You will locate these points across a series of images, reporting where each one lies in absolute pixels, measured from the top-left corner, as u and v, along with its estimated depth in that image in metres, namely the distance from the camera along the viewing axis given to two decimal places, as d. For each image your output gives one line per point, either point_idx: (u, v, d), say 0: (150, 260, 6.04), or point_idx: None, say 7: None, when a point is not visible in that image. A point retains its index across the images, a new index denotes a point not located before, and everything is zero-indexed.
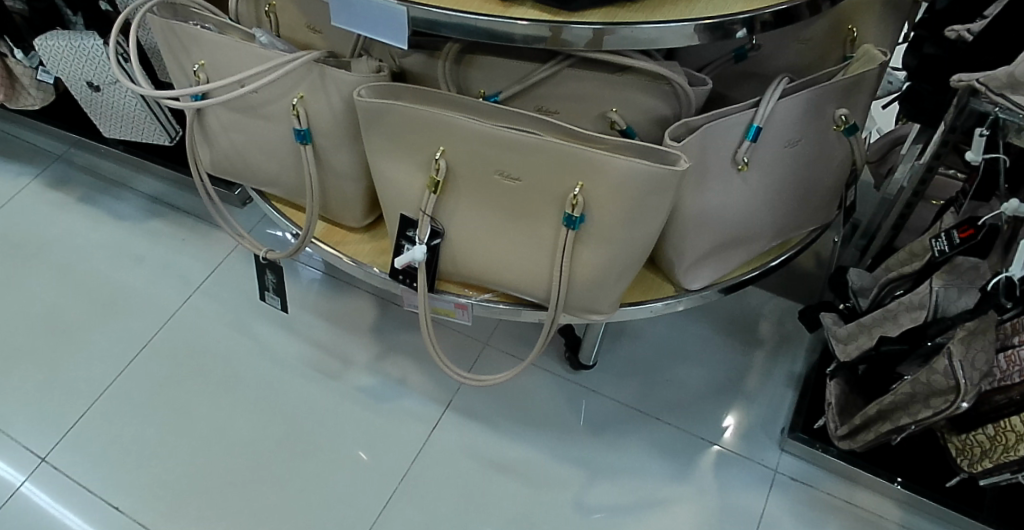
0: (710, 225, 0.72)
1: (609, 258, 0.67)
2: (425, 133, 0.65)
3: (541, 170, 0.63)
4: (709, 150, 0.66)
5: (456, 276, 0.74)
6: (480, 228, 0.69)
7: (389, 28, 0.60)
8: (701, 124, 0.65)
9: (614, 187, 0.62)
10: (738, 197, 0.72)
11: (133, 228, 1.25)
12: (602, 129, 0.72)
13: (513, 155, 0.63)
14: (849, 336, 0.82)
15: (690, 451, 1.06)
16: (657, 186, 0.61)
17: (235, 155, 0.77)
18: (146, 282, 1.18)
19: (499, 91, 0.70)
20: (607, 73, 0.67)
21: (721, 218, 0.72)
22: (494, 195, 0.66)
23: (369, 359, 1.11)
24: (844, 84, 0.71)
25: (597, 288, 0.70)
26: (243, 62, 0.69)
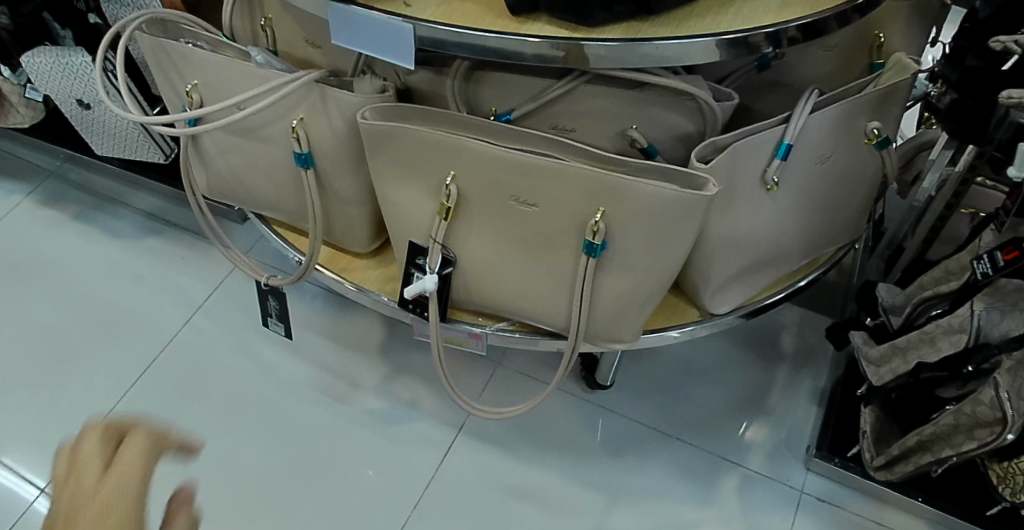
0: (738, 247, 0.68)
1: (632, 286, 0.63)
2: (434, 156, 0.60)
3: (560, 196, 0.59)
4: (737, 170, 0.62)
5: (469, 303, 0.70)
6: (495, 255, 0.65)
7: (393, 47, 0.56)
8: (729, 142, 0.62)
9: (638, 214, 0.58)
10: (767, 217, 0.68)
11: (130, 247, 1.21)
12: (622, 148, 0.68)
13: (529, 180, 0.59)
14: (882, 358, 0.79)
15: (713, 472, 1.02)
16: (684, 213, 0.57)
17: (233, 179, 0.73)
18: (144, 303, 1.15)
19: (511, 109, 0.65)
20: (627, 89, 0.64)
21: (748, 239, 0.68)
22: (509, 220, 0.62)
23: (377, 381, 1.07)
24: (877, 96, 0.67)
25: (620, 316, 0.66)
26: (239, 82, 0.66)
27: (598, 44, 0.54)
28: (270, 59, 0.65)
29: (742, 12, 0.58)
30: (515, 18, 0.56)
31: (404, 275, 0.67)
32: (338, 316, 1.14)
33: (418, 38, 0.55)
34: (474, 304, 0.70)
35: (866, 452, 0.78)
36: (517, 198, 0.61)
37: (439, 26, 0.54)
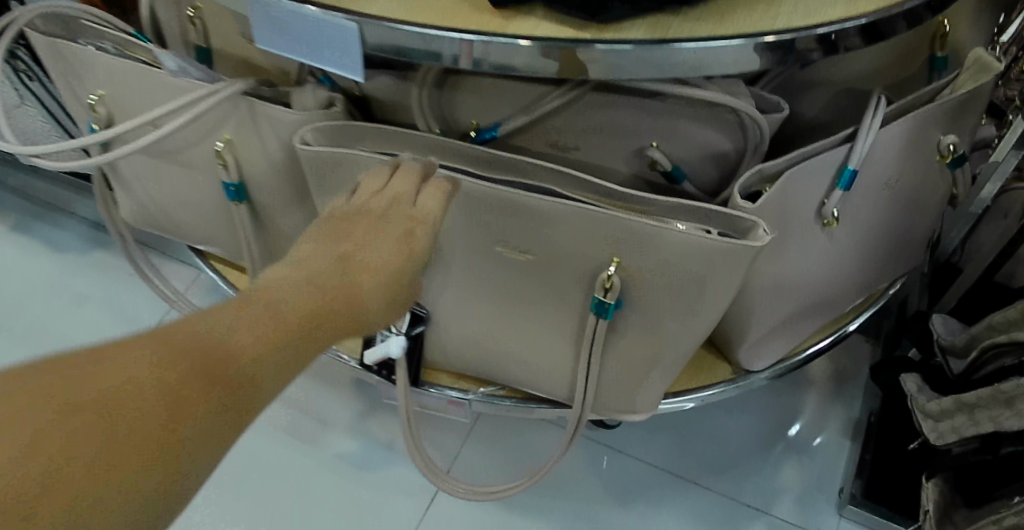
0: (783, 295, 0.55)
1: (652, 350, 0.50)
2: None
3: (559, 243, 0.46)
4: (789, 206, 0.49)
5: (448, 363, 0.57)
6: (480, 310, 0.52)
7: (332, 49, 0.42)
8: (779, 170, 0.48)
9: (662, 265, 0.44)
10: (819, 258, 0.54)
11: (75, 262, 1.08)
12: (639, 170, 0.54)
13: (519, 223, 0.45)
14: (944, 413, 0.64)
15: (734, 521, 0.90)
16: (724, 268, 0.43)
17: (160, 208, 0.60)
18: (89, 328, 1.01)
19: (497, 124, 0.51)
20: (646, 98, 0.49)
21: (795, 284, 0.55)
22: (495, 270, 0.49)
23: (352, 417, 0.95)
24: (957, 105, 0.53)
25: (636, 383, 0.53)
26: (153, 97, 0.52)
27: (611, 49, 0.40)
28: (184, 65, 0.50)
29: (801, 3, 0.44)
30: (500, 12, 0.42)
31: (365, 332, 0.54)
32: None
33: (371, 42, 0.41)
34: (455, 364, 0.57)
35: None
36: (503, 244, 0.47)
37: (398, 25, 0.40)
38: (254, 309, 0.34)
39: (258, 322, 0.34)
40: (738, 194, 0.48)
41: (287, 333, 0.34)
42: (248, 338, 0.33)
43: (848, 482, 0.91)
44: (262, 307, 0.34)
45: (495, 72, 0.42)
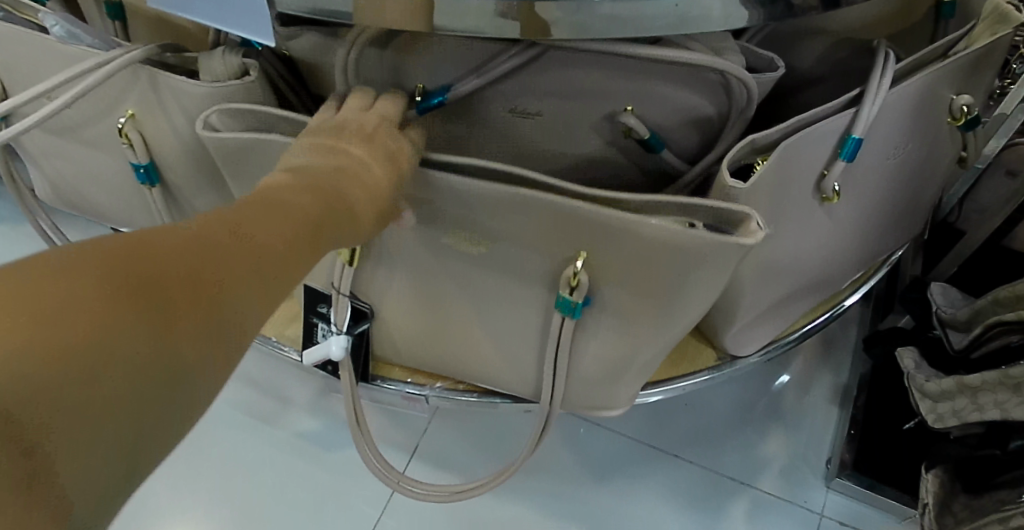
0: (775, 278, 0.49)
1: (625, 351, 0.45)
2: None
3: (514, 233, 0.40)
4: (784, 182, 0.42)
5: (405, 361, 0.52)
6: (429, 308, 0.46)
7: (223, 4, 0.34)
8: (775, 139, 0.41)
9: (634, 259, 0.38)
10: (817, 237, 0.48)
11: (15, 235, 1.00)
12: (610, 138, 0.47)
13: (471, 214, 0.39)
14: (944, 394, 0.60)
15: (716, 495, 0.86)
16: (708, 260, 0.37)
17: (72, 189, 0.53)
18: None
19: (447, 90, 0.42)
20: (618, 59, 0.43)
21: (790, 267, 0.49)
22: (446, 266, 0.43)
23: (315, 396, 0.90)
24: (972, 60, 0.47)
25: (608, 384, 0.48)
26: (46, 65, 0.45)
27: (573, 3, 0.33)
28: (72, 28, 0.43)
29: None
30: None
31: (304, 328, 0.49)
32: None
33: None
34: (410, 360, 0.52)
35: (925, 521, 0.61)
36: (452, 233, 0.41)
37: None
38: (215, 228, 0.31)
39: (221, 241, 0.30)
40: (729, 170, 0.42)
41: (253, 255, 0.31)
42: (208, 257, 0.30)
43: (836, 452, 0.87)
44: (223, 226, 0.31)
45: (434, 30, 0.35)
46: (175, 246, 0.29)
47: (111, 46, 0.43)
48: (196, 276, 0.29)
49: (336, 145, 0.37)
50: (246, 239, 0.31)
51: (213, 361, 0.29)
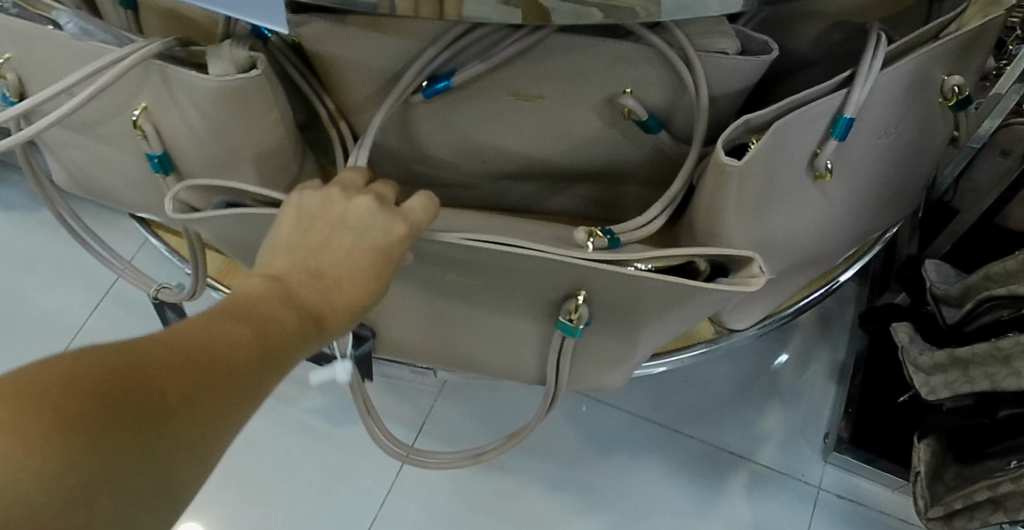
0: (771, 254, 0.51)
1: (620, 344, 0.50)
2: None
3: (519, 273, 0.43)
4: (779, 161, 0.44)
5: (414, 346, 0.56)
6: (442, 308, 0.50)
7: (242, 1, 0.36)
8: (768, 120, 0.43)
9: (632, 294, 0.42)
10: (812, 215, 0.50)
11: (22, 221, 1.01)
12: (610, 122, 0.48)
13: (472, 258, 0.42)
14: (937, 367, 0.63)
15: (717, 469, 0.88)
16: (699, 296, 0.41)
17: (86, 176, 0.54)
18: (41, 292, 0.96)
19: (452, 73, 0.45)
20: (617, 45, 0.43)
21: (785, 244, 0.51)
22: (458, 288, 0.47)
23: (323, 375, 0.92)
24: (965, 41, 0.48)
25: (605, 367, 0.54)
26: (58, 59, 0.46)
27: None
28: (86, 26, 0.45)
29: None
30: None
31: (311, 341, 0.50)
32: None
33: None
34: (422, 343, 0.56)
35: (918, 493, 0.64)
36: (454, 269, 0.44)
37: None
38: (199, 347, 0.31)
39: (203, 363, 0.31)
40: (725, 149, 0.44)
41: (231, 375, 0.32)
42: (187, 381, 0.30)
43: (834, 427, 0.89)
44: (205, 343, 0.32)
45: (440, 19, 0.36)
46: (153, 372, 0.29)
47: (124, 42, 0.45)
48: (170, 408, 0.29)
49: (323, 242, 0.38)
50: (227, 359, 0.32)
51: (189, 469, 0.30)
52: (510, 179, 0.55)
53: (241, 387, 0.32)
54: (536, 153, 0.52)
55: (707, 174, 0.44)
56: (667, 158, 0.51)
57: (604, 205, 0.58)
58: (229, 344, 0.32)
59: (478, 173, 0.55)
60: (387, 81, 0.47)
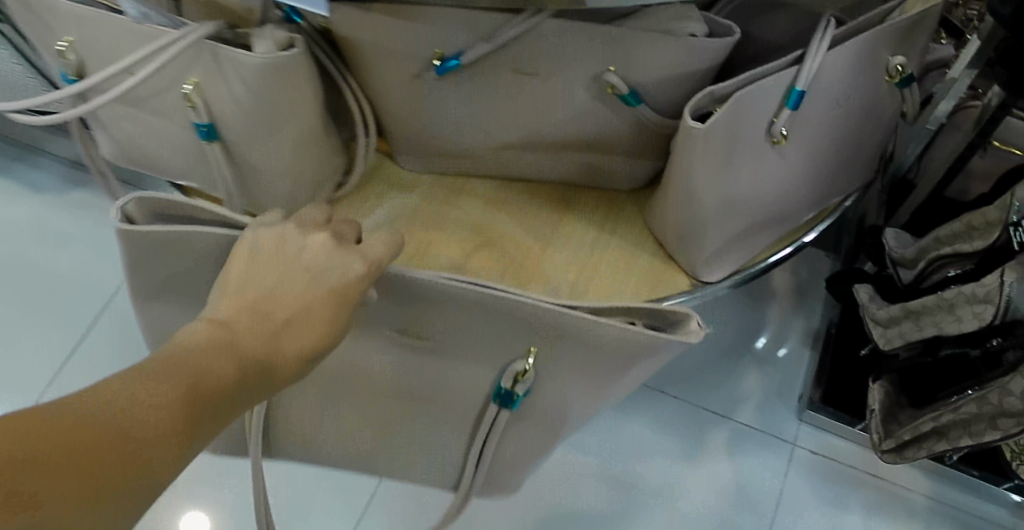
0: (737, 212, 0.59)
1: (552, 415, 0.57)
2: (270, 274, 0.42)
3: (467, 346, 0.52)
4: (739, 129, 0.52)
5: (349, 440, 0.65)
6: (376, 401, 0.59)
7: None
8: (730, 92, 0.51)
9: (558, 361, 0.51)
10: (770, 177, 0.58)
11: (55, 201, 1.09)
12: (597, 96, 0.56)
13: (436, 316, 0.50)
14: (892, 319, 0.70)
15: (700, 427, 0.96)
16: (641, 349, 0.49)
17: (135, 148, 0.62)
18: (75, 267, 1.03)
19: (459, 53, 0.52)
20: (601, 27, 0.51)
21: (747, 203, 0.59)
22: (410, 371, 0.55)
23: None
24: (905, 25, 0.55)
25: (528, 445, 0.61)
26: (119, 42, 0.53)
27: None
28: (146, 11, 0.52)
29: None
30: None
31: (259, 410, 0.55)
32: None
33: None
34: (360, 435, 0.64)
35: (875, 433, 0.72)
36: (406, 333, 0.52)
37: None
38: (130, 413, 0.33)
39: (132, 431, 0.33)
40: (691, 115, 0.52)
41: (158, 443, 0.34)
42: (115, 449, 0.32)
43: (808, 389, 0.97)
44: (138, 409, 0.34)
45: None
46: (88, 444, 0.31)
47: (176, 24, 0.52)
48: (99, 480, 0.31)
49: (273, 290, 0.40)
50: (159, 425, 0.34)
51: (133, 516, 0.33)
52: (510, 148, 0.62)
53: (173, 449, 0.34)
54: (531, 124, 0.59)
55: (679, 137, 0.52)
56: (648, 128, 0.59)
57: (592, 173, 0.65)
58: (160, 408, 0.34)
59: (481, 144, 0.62)
60: (404, 60, 0.54)
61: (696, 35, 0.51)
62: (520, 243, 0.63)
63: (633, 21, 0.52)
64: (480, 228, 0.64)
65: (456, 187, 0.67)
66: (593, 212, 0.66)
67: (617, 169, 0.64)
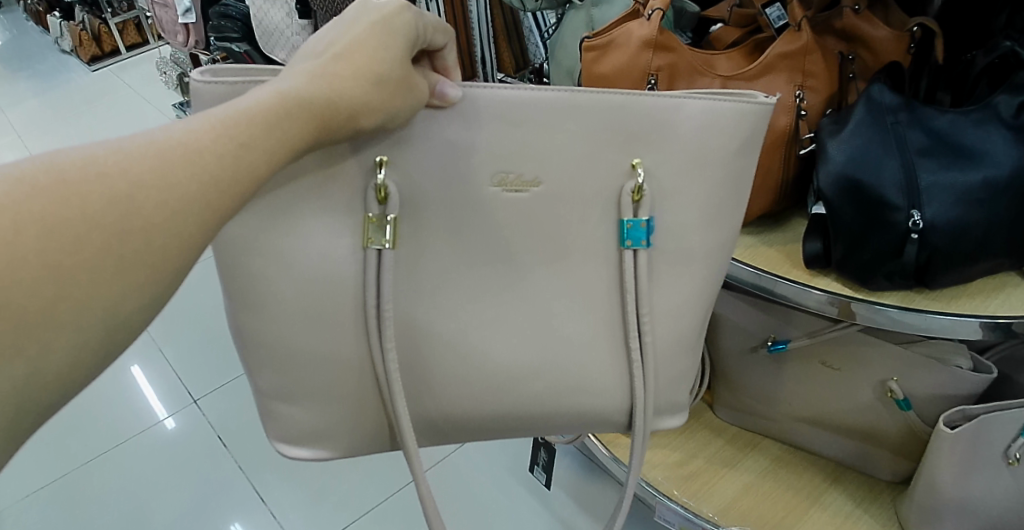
0: (970, 510, 0.82)
1: None
2: (297, 117, 0.48)
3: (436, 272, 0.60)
4: (982, 440, 0.77)
5: (696, 310, 0.64)
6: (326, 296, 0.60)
7: None
8: (978, 412, 0.77)
9: None
10: (1000, 488, 0.80)
11: None
12: (880, 394, 0.86)
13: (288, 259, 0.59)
14: None
15: None
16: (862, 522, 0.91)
17: None
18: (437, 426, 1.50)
19: (788, 340, 0.89)
20: (894, 346, 0.82)
21: (977, 506, 0.82)
22: (557, 213, 0.59)
23: None
24: None
25: None
26: None
27: (877, 308, 0.73)
28: None
29: (1008, 300, 0.73)
30: (810, 269, 0.78)
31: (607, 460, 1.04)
32: (594, 477, 1.36)
33: (743, 278, 0.80)
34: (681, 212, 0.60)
35: None
36: (505, 184, 0.57)
37: (747, 266, 0.79)
38: (167, 165, 0.43)
39: (164, 175, 0.42)
40: (945, 422, 0.79)
41: (186, 190, 0.43)
42: (160, 185, 0.42)
43: None
44: (182, 164, 0.43)
45: (802, 304, 0.77)
46: (166, 177, 0.43)
47: None
48: (141, 180, 0.42)
49: (323, 86, 0.49)
50: (211, 171, 0.44)
51: (159, 225, 0.42)
52: (805, 422, 0.97)
53: (212, 199, 0.44)
54: (823, 405, 0.93)
55: (935, 438, 0.78)
56: (920, 428, 0.86)
57: (861, 463, 0.96)
58: (204, 151, 0.44)
59: (785, 416, 0.98)
60: (754, 338, 0.93)
61: (961, 367, 0.80)
62: (792, 498, 0.97)
63: (918, 347, 0.82)
64: (767, 477, 1.00)
65: (759, 442, 1.04)
66: (857, 490, 0.97)
67: (882, 465, 0.94)
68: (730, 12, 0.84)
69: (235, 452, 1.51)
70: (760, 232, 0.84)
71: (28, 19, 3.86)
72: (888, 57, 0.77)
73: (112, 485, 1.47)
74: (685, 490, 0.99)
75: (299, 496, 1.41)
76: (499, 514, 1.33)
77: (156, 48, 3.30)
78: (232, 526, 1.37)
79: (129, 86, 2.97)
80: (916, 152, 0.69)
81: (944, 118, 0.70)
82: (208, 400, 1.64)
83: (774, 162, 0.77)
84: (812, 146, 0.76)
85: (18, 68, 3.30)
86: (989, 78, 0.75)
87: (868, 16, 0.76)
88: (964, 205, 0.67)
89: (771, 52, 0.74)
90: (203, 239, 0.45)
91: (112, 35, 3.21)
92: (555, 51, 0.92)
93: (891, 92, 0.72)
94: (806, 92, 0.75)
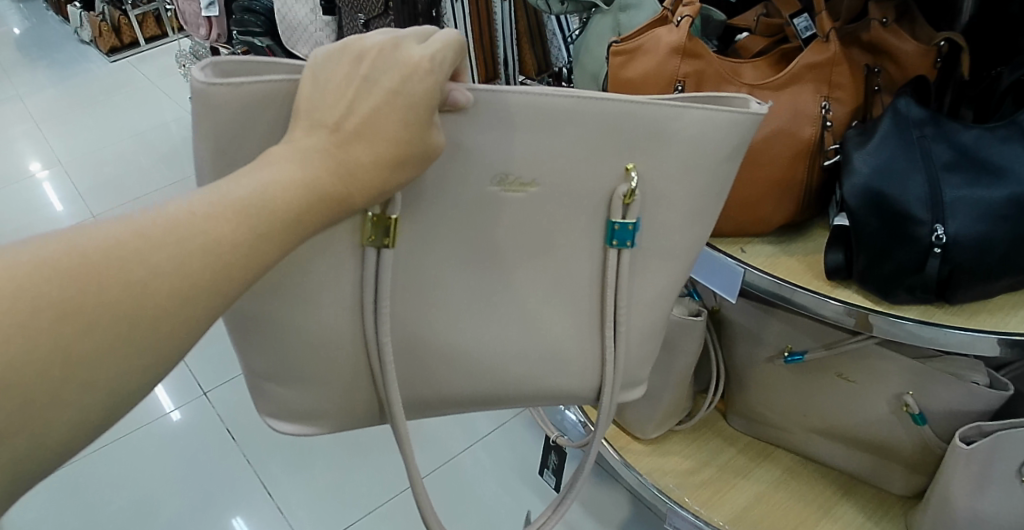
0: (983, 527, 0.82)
1: None
2: (320, 195, 0.43)
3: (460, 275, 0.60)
4: (998, 458, 0.76)
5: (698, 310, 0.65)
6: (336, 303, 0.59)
7: (725, 283, 0.81)
8: (994, 428, 0.77)
9: None
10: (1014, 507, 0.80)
11: None
12: (895, 407, 0.86)
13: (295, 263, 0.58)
14: None
15: None
16: None
17: None
18: (445, 425, 1.51)
19: (804, 350, 0.89)
20: (911, 361, 0.82)
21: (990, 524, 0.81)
22: (582, 221, 0.59)
23: None
24: None
25: None
26: None
27: (895, 322, 0.73)
28: None
29: None
30: (831, 280, 0.78)
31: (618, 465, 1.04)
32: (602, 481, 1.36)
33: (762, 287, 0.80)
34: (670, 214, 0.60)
35: None
36: (503, 183, 0.57)
37: (767, 275, 0.79)
38: (183, 255, 0.39)
39: (178, 267, 0.39)
40: (959, 437, 0.79)
41: (201, 281, 0.39)
42: (174, 276, 0.39)
43: None
44: (198, 254, 0.39)
45: (820, 315, 0.77)
46: (179, 268, 0.39)
47: None
48: (152, 269, 0.38)
49: (346, 158, 0.44)
50: (231, 257, 0.40)
51: (171, 316, 0.39)
52: (818, 433, 0.97)
53: (230, 283, 0.41)
54: (836, 418, 0.92)
55: (951, 453, 0.79)
56: (936, 442, 0.86)
57: (873, 476, 0.96)
58: (223, 240, 0.40)
59: (798, 426, 0.98)
60: (770, 347, 0.93)
61: (978, 382, 0.80)
62: (803, 509, 0.96)
63: (935, 362, 0.82)
64: (779, 487, 0.99)
65: (772, 453, 1.04)
66: (868, 504, 0.97)
67: (895, 479, 0.94)
68: (757, 21, 0.84)
69: (244, 445, 1.51)
70: (781, 241, 0.84)
71: (49, 9, 3.89)
72: (914, 71, 0.77)
73: (121, 476, 1.47)
74: (696, 498, 0.98)
75: (306, 492, 1.41)
76: (506, 516, 1.33)
77: (174, 42, 3.32)
78: (236, 520, 1.37)
79: (148, 78, 2.99)
80: (941, 167, 0.69)
81: (970, 133, 0.70)
82: (218, 394, 1.64)
83: (797, 173, 0.77)
84: (836, 157, 0.76)
85: (38, 57, 3.33)
86: (1014, 95, 0.75)
87: (895, 29, 0.76)
88: (986, 225, 0.67)
89: (798, 63, 0.74)
90: (232, 300, 0.42)
91: (132, 27, 3.24)
92: (581, 55, 0.92)
93: (918, 106, 0.72)
94: (832, 103, 0.75)
